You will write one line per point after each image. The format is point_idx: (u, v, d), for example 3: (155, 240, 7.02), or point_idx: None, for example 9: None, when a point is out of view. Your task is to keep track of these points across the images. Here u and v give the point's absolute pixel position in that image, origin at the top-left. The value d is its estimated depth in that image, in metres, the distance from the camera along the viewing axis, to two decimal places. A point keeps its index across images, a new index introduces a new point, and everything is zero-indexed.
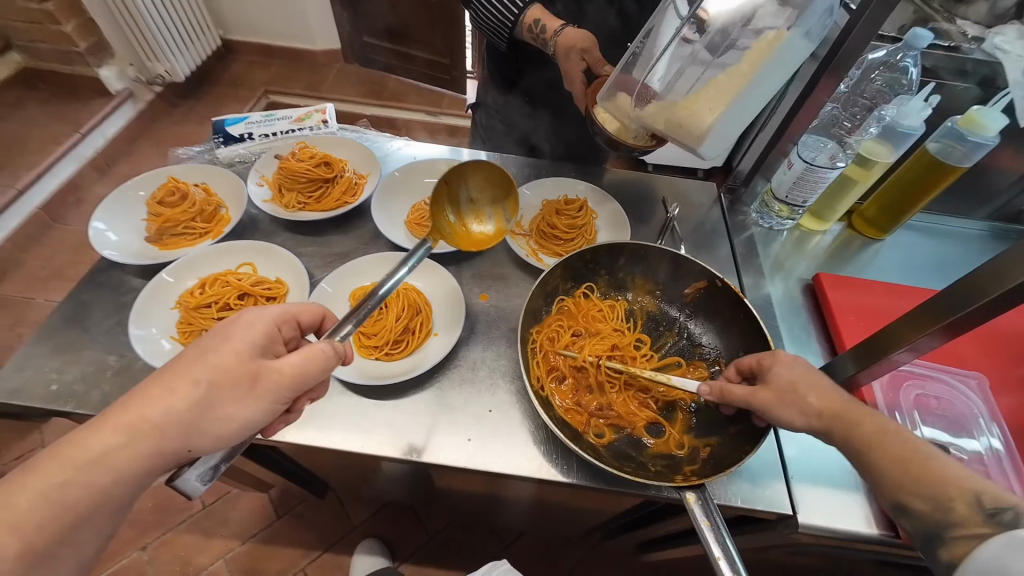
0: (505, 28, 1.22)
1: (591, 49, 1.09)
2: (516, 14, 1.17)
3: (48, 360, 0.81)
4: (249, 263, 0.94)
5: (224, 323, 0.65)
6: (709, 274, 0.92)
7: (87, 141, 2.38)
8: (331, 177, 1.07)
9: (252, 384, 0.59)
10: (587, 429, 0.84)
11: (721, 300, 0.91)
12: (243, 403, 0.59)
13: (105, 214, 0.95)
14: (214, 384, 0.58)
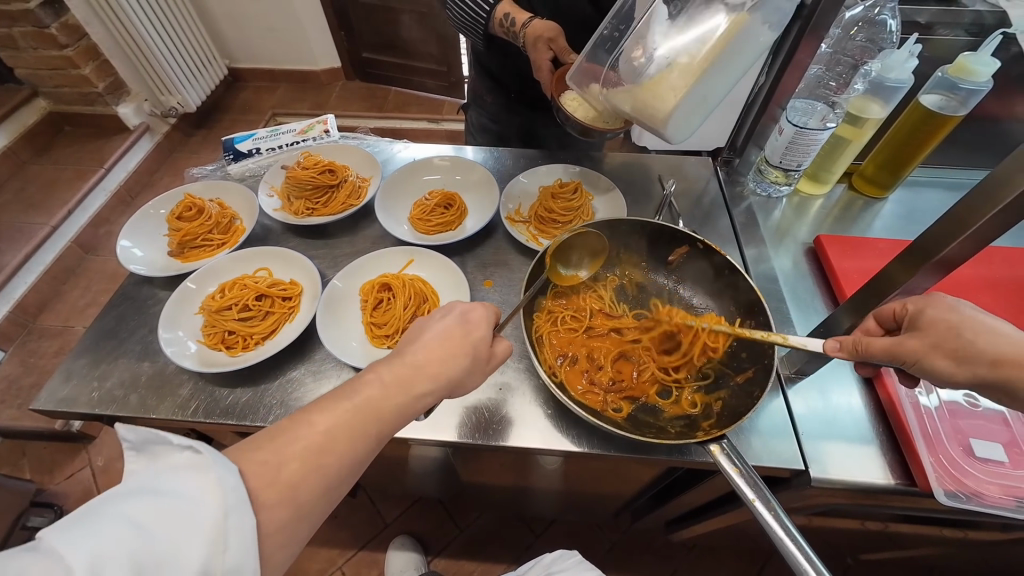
0: (480, 23, 1.27)
1: (558, 39, 1.13)
2: (487, 10, 1.23)
3: (89, 371, 0.88)
4: (265, 267, 1.00)
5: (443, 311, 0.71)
6: (689, 238, 0.95)
7: (112, 176, 2.52)
8: (336, 182, 1.12)
9: (488, 361, 0.70)
10: (606, 408, 0.84)
11: (705, 259, 0.95)
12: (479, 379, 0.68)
13: (131, 234, 1.03)
14: (476, 357, 0.67)
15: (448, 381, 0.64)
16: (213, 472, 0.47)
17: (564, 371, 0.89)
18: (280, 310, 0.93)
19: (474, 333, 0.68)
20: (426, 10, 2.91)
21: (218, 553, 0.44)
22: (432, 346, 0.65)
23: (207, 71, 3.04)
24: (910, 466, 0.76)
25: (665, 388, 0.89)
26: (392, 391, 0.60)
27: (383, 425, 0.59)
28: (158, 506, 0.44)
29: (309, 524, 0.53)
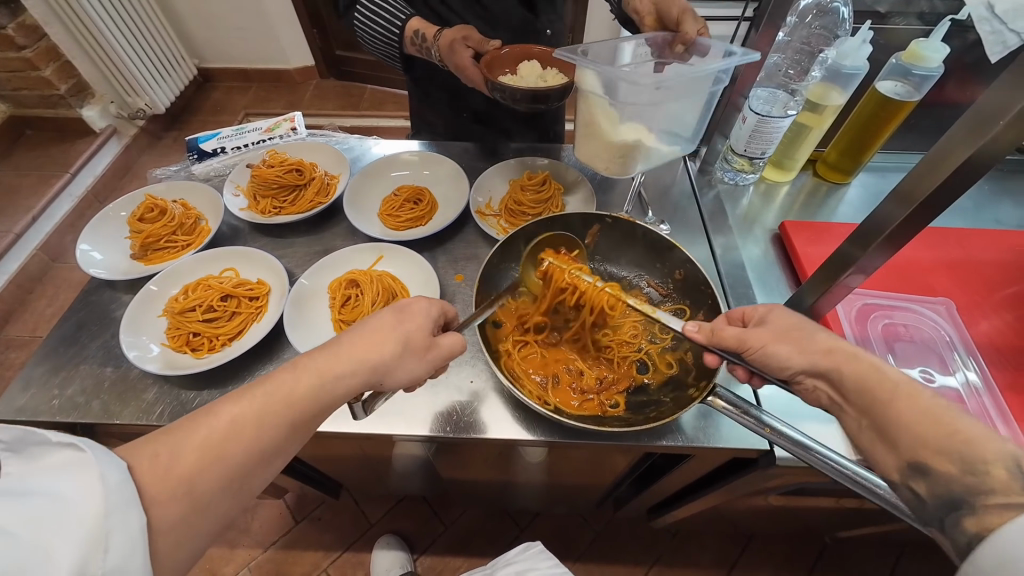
0: (394, 42, 1.29)
1: (470, 34, 1.15)
2: (399, 29, 1.25)
3: (49, 379, 0.85)
4: (231, 268, 0.98)
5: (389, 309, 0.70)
6: (594, 217, 0.97)
7: (78, 180, 2.45)
8: (304, 180, 1.10)
9: (427, 349, 0.67)
10: (606, 409, 0.82)
11: (616, 232, 0.97)
12: (412, 363, 0.66)
13: (91, 237, 1.00)
14: (406, 343, 0.66)
15: (373, 367, 0.63)
16: (97, 468, 0.46)
17: (553, 395, 0.84)
18: (247, 310, 0.92)
19: (407, 322, 0.67)
20: None
21: (99, 552, 0.44)
22: (358, 340, 0.64)
23: (177, 71, 2.97)
24: None
25: (638, 359, 0.90)
26: (303, 374, 0.60)
27: (295, 411, 0.59)
28: (28, 508, 0.42)
29: (203, 527, 0.52)
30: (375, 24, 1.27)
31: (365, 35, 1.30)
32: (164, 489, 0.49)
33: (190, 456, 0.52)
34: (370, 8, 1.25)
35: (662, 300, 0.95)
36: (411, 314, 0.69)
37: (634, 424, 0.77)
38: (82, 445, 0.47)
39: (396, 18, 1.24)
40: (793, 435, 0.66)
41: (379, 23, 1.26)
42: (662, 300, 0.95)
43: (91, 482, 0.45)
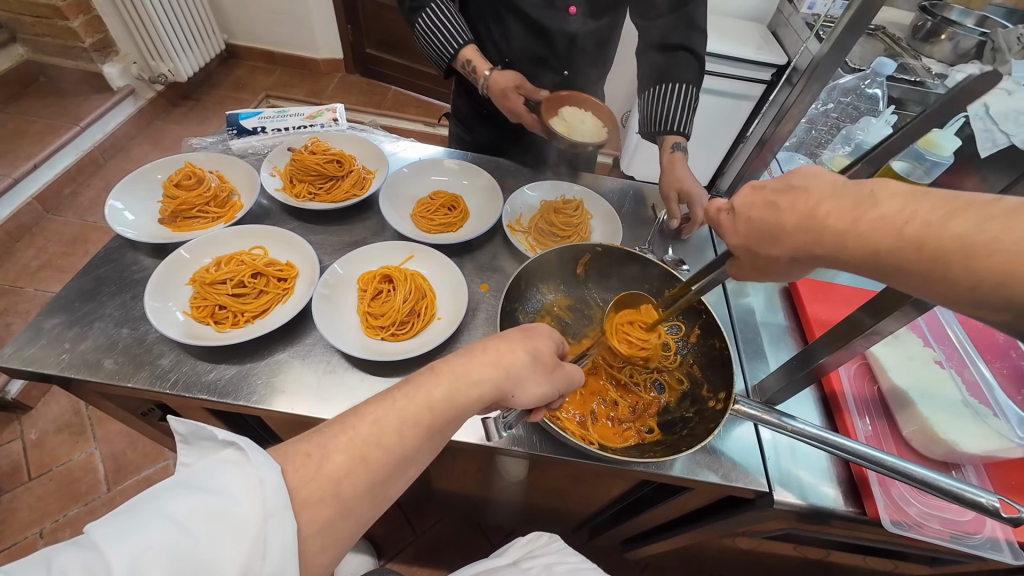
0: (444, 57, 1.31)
1: (523, 84, 1.22)
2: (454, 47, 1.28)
3: (62, 332, 0.84)
4: (262, 246, 0.98)
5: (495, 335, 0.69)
6: (588, 246, 0.97)
7: (86, 134, 2.41)
8: (342, 171, 1.11)
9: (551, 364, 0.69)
10: (640, 436, 0.82)
11: (611, 260, 0.98)
12: (544, 380, 0.68)
13: (123, 194, 0.99)
14: (537, 355, 0.69)
15: (506, 375, 0.66)
16: (255, 471, 0.49)
17: (594, 432, 0.82)
18: (274, 290, 0.92)
19: (533, 336, 0.71)
20: None
21: (260, 557, 0.46)
22: (488, 352, 0.66)
23: (206, 42, 2.97)
24: (862, 497, 0.83)
25: (656, 379, 0.92)
26: (443, 380, 0.62)
27: (432, 416, 0.61)
28: (207, 506, 0.46)
29: (348, 528, 0.54)
30: (431, 32, 1.26)
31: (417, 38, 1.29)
32: (314, 488, 0.52)
33: (339, 457, 0.54)
34: (445, 12, 1.24)
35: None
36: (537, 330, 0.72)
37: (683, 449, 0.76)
38: (243, 447, 0.51)
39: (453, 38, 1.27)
40: (809, 430, 0.73)
41: (436, 33, 1.26)
42: None
43: (252, 482, 0.49)
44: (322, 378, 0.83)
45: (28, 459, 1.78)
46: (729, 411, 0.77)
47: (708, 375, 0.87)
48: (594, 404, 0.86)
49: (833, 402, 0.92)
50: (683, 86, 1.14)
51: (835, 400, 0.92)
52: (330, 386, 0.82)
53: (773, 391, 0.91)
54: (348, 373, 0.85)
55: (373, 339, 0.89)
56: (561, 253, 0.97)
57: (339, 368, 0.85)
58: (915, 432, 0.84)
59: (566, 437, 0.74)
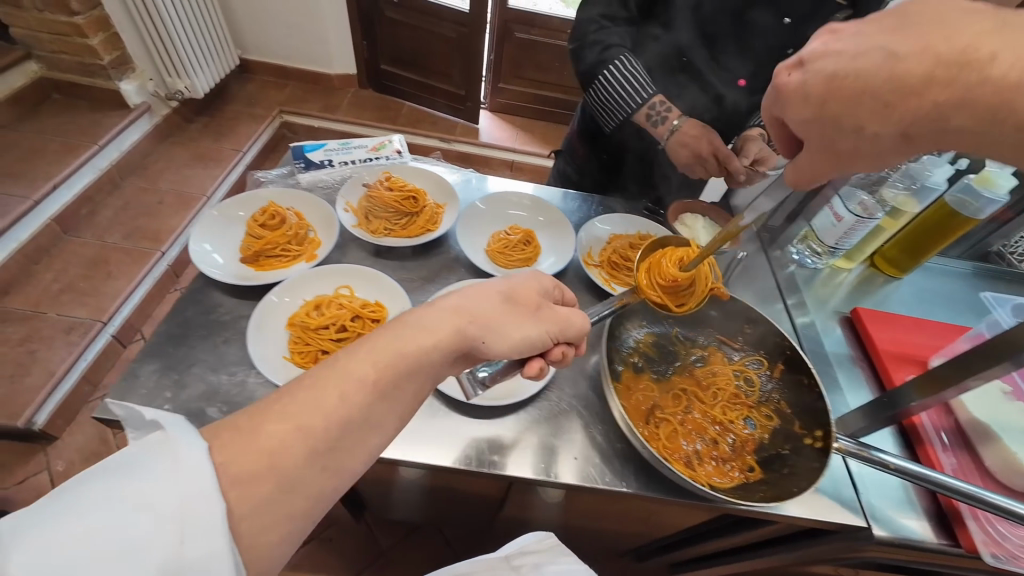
0: (624, 108, 1.24)
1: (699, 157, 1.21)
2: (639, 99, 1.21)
3: (160, 380, 0.81)
4: (347, 285, 0.97)
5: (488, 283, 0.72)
6: None
7: (104, 153, 2.36)
8: (418, 208, 1.12)
9: (533, 308, 0.72)
10: (742, 474, 0.84)
11: None
12: (517, 327, 0.69)
13: (208, 235, 0.99)
14: (511, 305, 0.71)
15: (490, 323, 0.67)
16: (176, 454, 0.46)
17: (699, 471, 0.83)
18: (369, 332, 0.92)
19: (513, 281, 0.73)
20: (455, 36, 2.98)
21: (179, 545, 0.42)
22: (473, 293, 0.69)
23: (221, 58, 2.93)
24: (954, 529, 0.86)
25: (747, 416, 0.93)
26: (399, 338, 0.61)
27: (410, 364, 0.60)
28: (124, 494, 0.43)
29: (291, 507, 0.50)
30: (615, 85, 1.22)
31: (601, 77, 1.23)
32: (247, 460, 0.49)
33: (276, 430, 0.51)
34: (633, 68, 1.20)
35: (734, 352, 1.01)
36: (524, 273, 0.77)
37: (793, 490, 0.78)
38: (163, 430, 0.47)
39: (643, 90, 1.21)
40: (908, 466, 0.74)
41: (622, 85, 1.21)
42: (736, 353, 1.01)
43: (171, 468, 0.45)
44: (427, 425, 0.84)
45: None
46: (831, 452, 0.79)
47: (799, 412, 0.90)
48: (690, 443, 0.87)
49: (914, 435, 0.95)
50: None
51: (915, 433, 0.95)
52: (437, 432, 0.83)
53: (855, 426, 0.94)
54: (448, 419, 0.85)
55: None
56: None
57: (441, 413, 0.86)
58: (999, 464, 0.87)
59: (681, 481, 0.75)
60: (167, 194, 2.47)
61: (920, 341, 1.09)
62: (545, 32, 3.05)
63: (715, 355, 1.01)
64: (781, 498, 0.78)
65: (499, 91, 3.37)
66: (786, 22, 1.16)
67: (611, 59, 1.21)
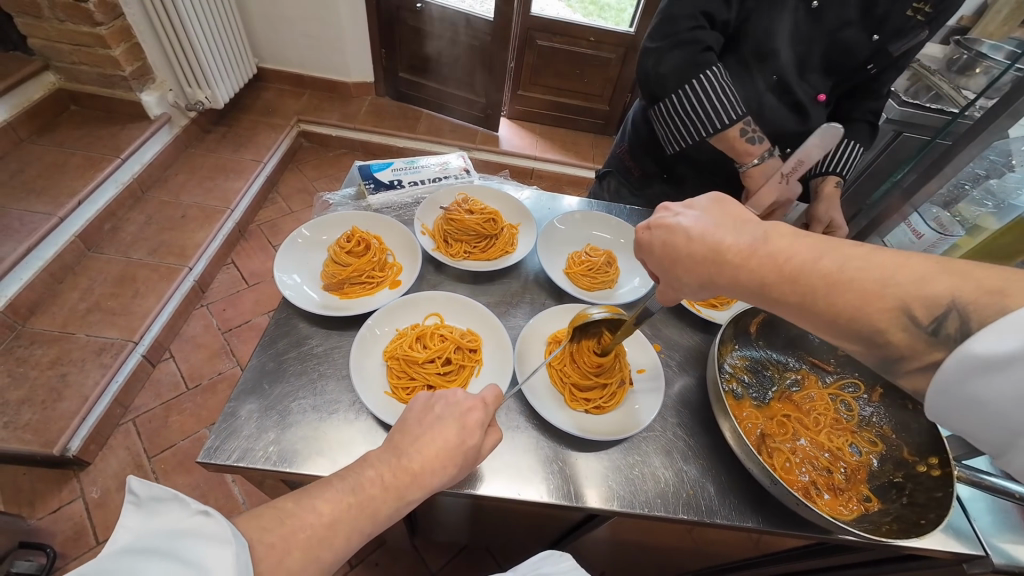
0: (704, 127, 1.16)
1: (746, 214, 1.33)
2: (727, 122, 1.13)
3: (262, 420, 0.78)
4: (435, 314, 0.96)
5: (418, 420, 0.69)
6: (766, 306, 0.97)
7: (126, 166, 2.30)
8: (497, 231, 1.09)
9: (476, 461, 0.70)
10: (861, 503, 0.83)
11: (781, 322, 1.00)
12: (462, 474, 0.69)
13: (293, 263, 0.97)
14: (463, 465, 0.67)
15: (433, 491, 0.65)
16: (223, 540, 0.49)
17: (819, 502, 0.82)
18: (469, 363, 0.91)
19: (468, 439, 0.67)
20: (478, 44, 2.95)
21: None
22: (429, 451, 0.65)
23: (241, 67, 2.88)
24: None
25: (851, 442, 0.91)
26: (381, 487, 0.61)
27: (374, 526, 0.60)
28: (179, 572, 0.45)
29: None
30: (695, 103, 1.14)
31: (687, 89, 1.14)
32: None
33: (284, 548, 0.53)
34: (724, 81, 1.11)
35: (829, 374, 0.99)
36: (468, 408, 0.70)
37: (922, 522, 0.76)
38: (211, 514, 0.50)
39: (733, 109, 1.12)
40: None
41: (709, 103, 1.12)
42: (830, 375, 0.99)
43: (215, 552, 0.48)
44: (541, 462, 0.82)
45: (93, 520, 1.65)
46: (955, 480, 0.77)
47: (907, 438, 0.88)
48: (801, 471, 0.85)
49: None
50: (851, 145, 1.25)
51: None
52: (549, 468, 0.81)
53: (959, 450, 0.92)
54: (558, 455, 0.83)
55: (577, 411, 0.89)
56: (741, 315, 0.97)
57: (551, 448, 0.83)
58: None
59: (812, 515, 0.73)
60: (190, 208, 2.41)
61: None
62: (567, 39, 3.03)
63: (808, 377, 0.99)
64: (916, 532, 0.75)
65: (517, 98, 3.35)
66: (874, 39, 1.13)
67: (704, 69, 1.11)
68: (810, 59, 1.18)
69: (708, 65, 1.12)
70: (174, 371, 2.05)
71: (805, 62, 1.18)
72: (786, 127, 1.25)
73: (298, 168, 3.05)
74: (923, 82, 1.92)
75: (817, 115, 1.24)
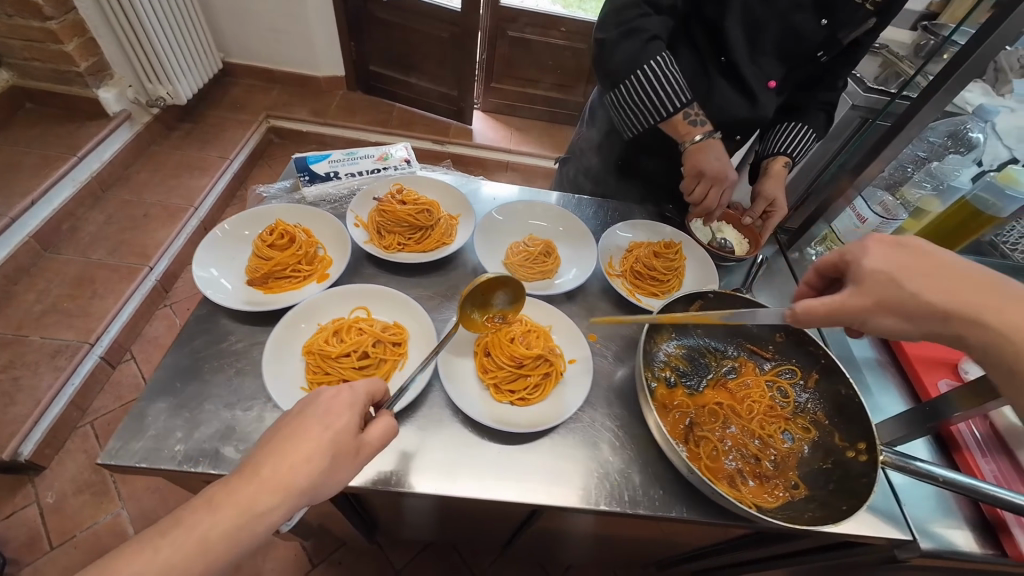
0: (653, 115, 1.09)
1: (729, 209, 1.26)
2: (673, 109, 1.06)
3: (172, 419, 0.76)
4: (363, 306, 0.93)
5: (289, 425, 0.63)
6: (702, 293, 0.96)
7: (84, 165, 2.26)
8: (432, 221, 1.07)
9: (359, 449, 0.65)
10: (787, 491, 0.82)
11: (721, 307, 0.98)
12: (349, 466, 0.64)
13: (214, 257, 0.94)
14: (335, 455, 0.62)
15: (306, 488, 0.59)
16: None
17: (744, 491, 0.80)
18: (391, 357, 0.88)
19: (333, 425, 0.63)
20: (447, 36, 2.91)
21: None
22: (289, 457, 0.59)
23: (205, 62, 2.82)
24: (1000, 539, 0.84)
25: (784, 429, 0.90)
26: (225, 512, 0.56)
27: (223, 504, 0.56)
28: None
29: None
30: (645, 90, 1.06)
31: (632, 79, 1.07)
32: None
33: None
34: (671, 69, 1.04)
35: (767, 361, 0.98)
36: (333, 394, 0.66)
37: (844, 510, 0.75)
38: None
39: (680, 96, 1.05)
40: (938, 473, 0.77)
41: (657, 90, 1.05)
42: (768, 363, 0.98)
43: None
44: (461, 454, 0.80)
45: (48, 526, 1.63)
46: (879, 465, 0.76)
47: (839, 424, 0.87)
48: (729, 459, 0.84)
49: (951, 441, 0.94)
50: (805, 130, 1.26)
51: (953, 440, 0.93)
52: (470, 462, 0.79)
53: (893, 434, 0.91)
54: (483, 448, 0.81)
55: (503, 405, 0.87)
56: (677, 303, 0.95)
57: (474, 442, 0.81)
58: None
59: (732, 504, 0.71)
60: (153, 206, 2.37)
61: None
62: (539, 30, 3.00)
63: (746, 365, 0.98)
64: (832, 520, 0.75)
65: (491, 91, 3.31)
66: (823, 25, 1.09)
67: (652, 57, 1.04)
68: (762, 43, 1.11)
69: (655, 52, 1.04)
70: (135, 372, 2.02)
71: (757, 47, 1.12)
72: (738, 115, 1.19)
73: (268, 165, 3.00)
74: (890, 68, 1.91)
75: (768, 102, 1.19)
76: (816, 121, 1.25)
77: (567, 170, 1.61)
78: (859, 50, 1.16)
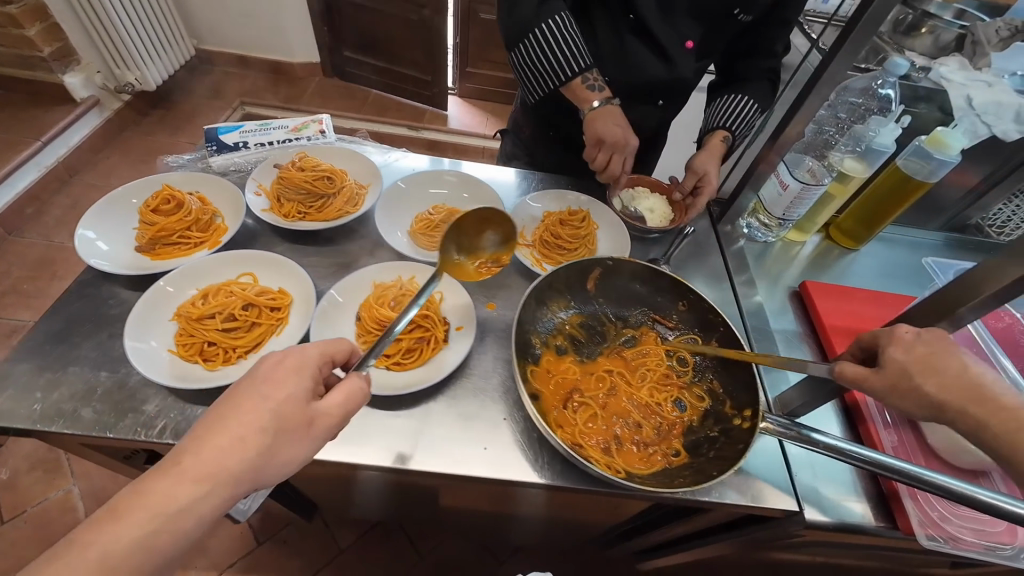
0: (554, 78, 1.08)
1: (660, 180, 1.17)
2: (573, 70, 1.04)
3: (33, 380, 0.75)
4: (250, 272, 0.93)
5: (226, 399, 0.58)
6: (600, 260, 0.93)
7: (49, 149, 2.28)
8: (334, 189, 1.05)
9: (312, 426, 0.59)
10: (666, 459, 0.79)
11: (622, 274, 0.94)
12: (299, 445, 0.58)
13: (101, 223, 0.93)
14: (278, 430, 0.57)
15: (243, 475, 0.54)
16: None
17: (617, 458, 0.78)
18: (268, 321, 0.87)
19: (274, 396, 0.58)
20: (417, 19, 2.88)
21: None
22: (224, 438, 0.54)
23: (176, 48, 2.83)
24: (894, 514, 0.79)
25: (676, 397, 0.87)
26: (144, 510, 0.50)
27: None
28: None
29: None
30: (545, 52, 1.04)
31: (531, 40, 1.05)
32: None
33: None
34: (569, 29, 1.02)
35: (669, 331, 0.94)
36: (276, 360, 0.61)
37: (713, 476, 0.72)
38: None
39: (580, 59, 1.04)
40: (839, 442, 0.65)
41: (556, 51, 1.03)
42: (670, 333, 0.94)
43: None
44: None
45: None
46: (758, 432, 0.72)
47: (729, 391, 0.83)
48: (608, 427, 0.81)
49: (856, 414, 0.90)
50: (746, 101, 1.16)
51: (857, 411, 0.90)
52: None
53: (793, 403, 0.87)
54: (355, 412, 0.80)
55: (377, 369, 0.85)
56: (572, 269, 0.91)
57: None
58: (943, 444, 0.82)
59: (590, 470, 0.69)
60: None
61: (873, 313, 1.05)
62: None
63: (647, 335, 0.94)
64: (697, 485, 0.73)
65: (467, 75, 3.28)
66: None
67: (547, 17, 1.02)
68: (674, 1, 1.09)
69: (553, 11, 1.02)
70: None
71: (669, 6, 1.09)
72: (656, 77, 1.17)
73: None
74: None
75: (686, 66, 1.17)
76: (757, 90, 1.16)
77: (505, 143, 1.59)
78: (788, 11, 1.09)
